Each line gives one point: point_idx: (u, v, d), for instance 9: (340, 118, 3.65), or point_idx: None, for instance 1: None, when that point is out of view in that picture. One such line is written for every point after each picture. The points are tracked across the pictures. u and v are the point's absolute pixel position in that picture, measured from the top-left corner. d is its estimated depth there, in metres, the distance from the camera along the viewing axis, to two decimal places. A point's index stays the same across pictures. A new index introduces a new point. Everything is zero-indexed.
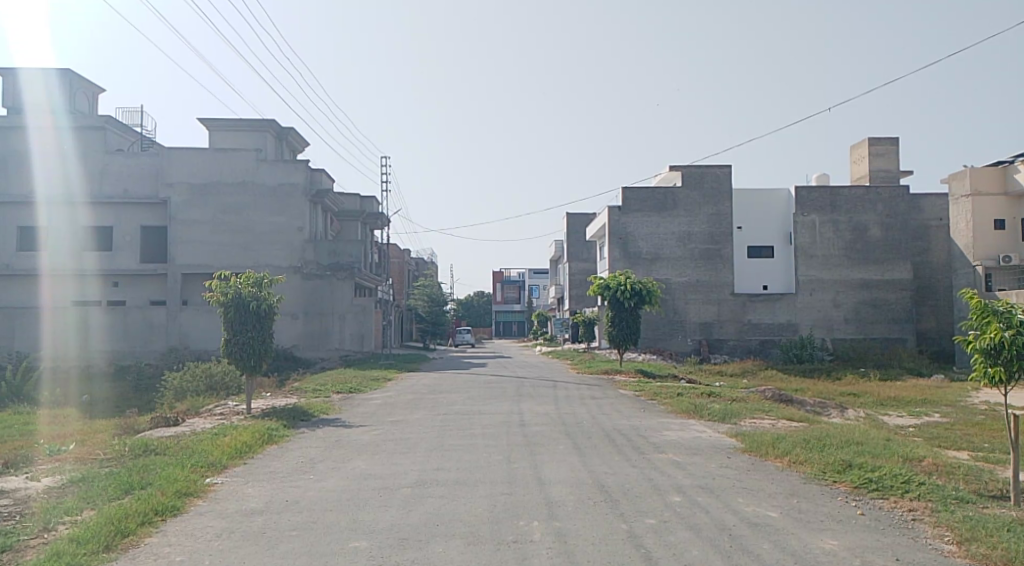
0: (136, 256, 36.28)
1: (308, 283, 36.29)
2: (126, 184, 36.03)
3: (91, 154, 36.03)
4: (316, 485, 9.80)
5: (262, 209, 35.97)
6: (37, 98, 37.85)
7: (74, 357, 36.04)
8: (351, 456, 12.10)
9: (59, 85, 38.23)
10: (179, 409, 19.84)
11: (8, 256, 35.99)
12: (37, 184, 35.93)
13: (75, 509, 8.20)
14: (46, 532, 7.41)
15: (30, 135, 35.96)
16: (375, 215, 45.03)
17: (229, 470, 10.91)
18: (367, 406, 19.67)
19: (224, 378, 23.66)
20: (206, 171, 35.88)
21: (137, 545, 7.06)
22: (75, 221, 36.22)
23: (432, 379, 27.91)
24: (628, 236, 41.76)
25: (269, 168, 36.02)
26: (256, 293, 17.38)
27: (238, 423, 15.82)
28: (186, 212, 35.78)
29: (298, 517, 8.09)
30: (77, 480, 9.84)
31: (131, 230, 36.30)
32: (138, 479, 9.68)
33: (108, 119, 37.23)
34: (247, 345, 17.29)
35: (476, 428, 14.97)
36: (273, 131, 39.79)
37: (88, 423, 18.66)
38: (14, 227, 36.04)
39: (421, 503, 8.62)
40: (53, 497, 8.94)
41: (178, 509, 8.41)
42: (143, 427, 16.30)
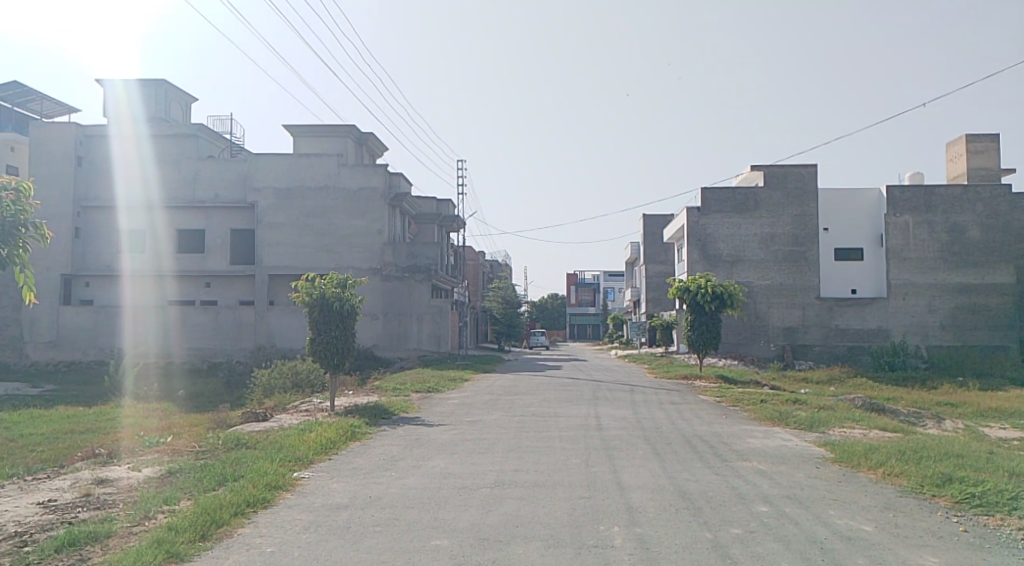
0: (227, 258, 37.73)
1: (386, 284, 36.89)
2: (218, 188, 37.54)
3: (185, 161, 37.68)
4: (397, 483, 9.95)
5: (344, 213, 36.91)
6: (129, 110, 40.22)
7: (161, 355, 37.07)
8: (430, 455, 12.26)
9: (142, 98, 40.71)
10: (266, 405, 20.51)
11: (107, 258, 38.00)
12: (116, 190, 37.87)
13: (173, 499, 8.56)
14: (147, 520, 7.75)
15: (127, 142, 37.94)
16: (451, 217, 45.64)
17: (315, 466, 11.19)
18: (444, 406, 19.86)
19: (308, 375, 24.34)
20: (291, 175, 37.05)
21: (230, 535, 7.31)
22: (166, 226, 37.94)
23: (507, 381, 28.04)
24: (708, 237, 40.91)
25: (350, 172, 36.94)
26: (340, 294, 17.76)
27: (322, 420, 16.19)
28: (273, 216, 37.00)
29: (381, 513, 8.22)
30: (174, 470, 10.29)
31: (222, 233, 37.78)
32: (230, 471, 10.03)
33: (200, 127, 38.96)
34: (330, 344, 17.73)
35: (554, 431, 14.94)
36: (354, 136, 40.77)
37: (182, 417, 19.43)
38: (111, 231, 38.07)
39: (500, 504, 8.63)
40: (152, 487, 9.36)
41: (268, 501, 8.67)
42: (234, 421, 16.94)
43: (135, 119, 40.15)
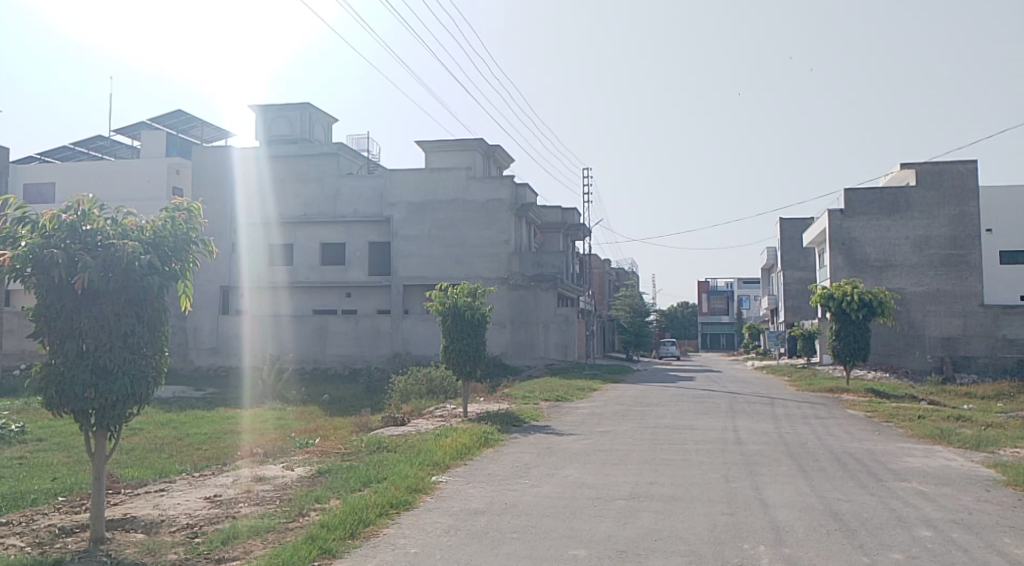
0: (365, 270, 39.32)
1: (514, 293, 37.22)
2: (356, 203, 39.27)
3: (326, 179, 39.68)
4: (532, 491, 9.98)
5: (473, 224, 37.67)
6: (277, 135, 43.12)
7: (306, 362, 38.81)
8: (564, 464, 12.24)
9: (287, 122, 43.42)
10: (403, 410, 21.20)
11: (257, 271, 40.34)
12: (257, 207, 40.37)
13: (324, 498, 8.96)
14: (301, 518, 8.14)
15: (274, 162, 40.41)
16: (577, 226, 45.65)
17: (452, 470, 11.42)
18: (576, 415, 19.81)
19: (442, 382, 24.97)
20: (423, 189, 38.21)
21: (377, 534, 7.57)
22: (306, 239, 40.02)
23: (639, 391, 27.65)
24: (852, 242, 38.77)
25: (478, 184, 37.72)
26: (470, 303, 18.12)
27: (456, 426, 16.53)
28: (407, 229, 38.26)
29: (517, 520, 8.26)
30: (323, 471, 10.79)
31: (361, 246, 39.46)
32: (374, 473, 10.41)
33: (340, 146, 40.95)
34: (462, 352, 18.08)
35: (690, 444, 14.55)
36: (482, 149, 41.61)
37: (326, 420, 20.41)
38: (255, 246, 40.47)
39: (638, 517, 8.47)
40: (304, 486, 9.86)
41: (410, 503, 8.92)
42: (374, 425, 17.60)
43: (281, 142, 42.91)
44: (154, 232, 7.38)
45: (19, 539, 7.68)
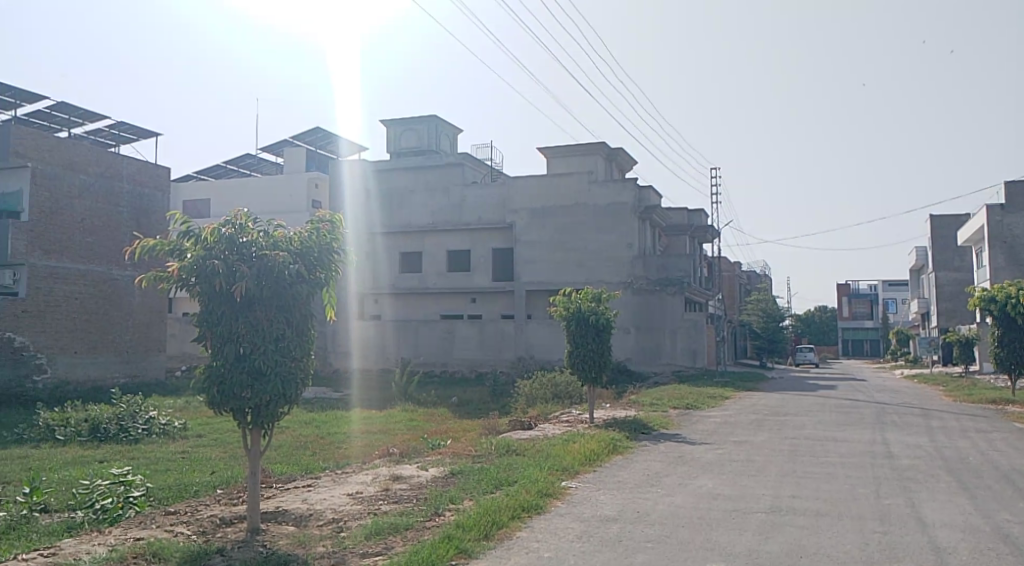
0: (489, 276, 39.91)
1: (637, 298, 36.60)
2: (479, 211, 39.95)
3: (451, 188, 40.67)
4: (665, 500, 9.73)
5: (595, 229, 37.34)
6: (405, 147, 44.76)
7: (436, 364, 39.41)
8: (697, 473, 11.87)
9: (416, 134, 44.91)
10: (530, 414, 21.30)
11: (392, 278, 41.92)
12: (388, 217, 41.98)
13: (457, 498, 9.10)
14: (436, 517, 8.30)
15: (402, 174, 41.90)
16: (704, 228, 44.45)
17: (582, 476, 11.33)
18: (708, 424, 19.22)
19: (568, 387, 24.90)
20: (545, 195, 38.31)
21: (510, 537, 7.60)
22: (433, 247, 41.20)
23: (776, 400, 26.52)
24: (1015, 240, 35.71)
25: (600, 189, 37.33)
26: (596, 308, 17.97)
27: (584, 432, 16.40)
28: (529, 235, 38.51)
29: (651, 529, 8.07)
30: (455, 472, 10.98)
31: (484, 252, 40.13)
32: (504, 476, 10.48)
33: (464, 155, 41.83)
34: (588, 357, 17.93)
35: (834, 456, 13.77)
36: (605, 152, 41.29)
37: (456, 422, 20.79)
38: (386, 254, 42.21)
39: (780, 531, 8.08)
40: (438, 486, 10.04)
41: (541, 507, 8.91)
42: (502, 429, 17.75)
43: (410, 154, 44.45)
44: (301, 243, 7.74)
45: (185, 528, 8.26)
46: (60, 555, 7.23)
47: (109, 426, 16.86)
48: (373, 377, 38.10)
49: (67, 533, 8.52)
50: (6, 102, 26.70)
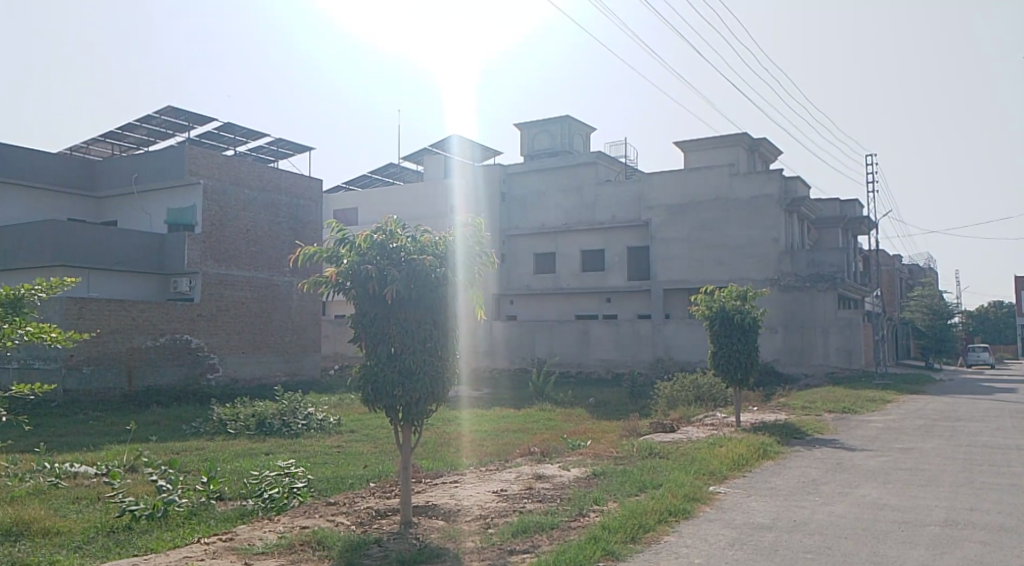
0: (624, 275, 39.45)
1: (785, 295, 34.72)
2: (614, 209, 39.66)
3: (586, 187, 40.69)
4: (823, 509, 9.23)
5: (737, 224, 36.06)
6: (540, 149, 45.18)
7: (573, 367, 37.40)
8: (858, 482, 11.16)
9: (550, 136, 45.23)
10: (673, 417, 20.83)
11: (528, 279, 42.34)
12: (525, 218, 42.52)
13: (601, 500, 9.03)
14: (581, 517, 8.27)
15: (538, 175, 42.35)
16: (858, 220, 41.91)
17: (730, 481, 10.95)
18: (867, 429, 18.07)
19: (712, 389, 24.16)
20: (682, 191, 37.46)
21: (658, 541, 7.45)
22: (570, 248, 41.27)
23: (945, 404, 24.49)
24: None
25: (741, 182, 36.03)
26: (740, 307, 17.32)
27: (730, 435, 15.84)
28: (666, 232, 37.77)
29: (810, 540, 7.67)
30: (598, 473, 10.90)
31: (620, 252, 39.71)
32: (649, 479, 10.30)
33: (599, 154, 41.65)
34: (732, 358, 17.31)
35: (1015, 466, 12.57)
36: (747, 143, 39.83)
37: (596, 423, 20.65)
38: (523, 255, 42.72)
39: (956, 547, 7.46)
40: (581, 487, 10.00)
41: (689, 512, 8.68)
42: (644, 431, 17.47)
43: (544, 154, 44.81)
44: (447, 246, 7.91)
45: (344, 518, 8.68)
46: (237, 540, 7.80)
47: (273, 421, 18.01)
48: (507, 379, 36.65)
49: (240, 520, 9.21)
50: (181, 125, 29.20)
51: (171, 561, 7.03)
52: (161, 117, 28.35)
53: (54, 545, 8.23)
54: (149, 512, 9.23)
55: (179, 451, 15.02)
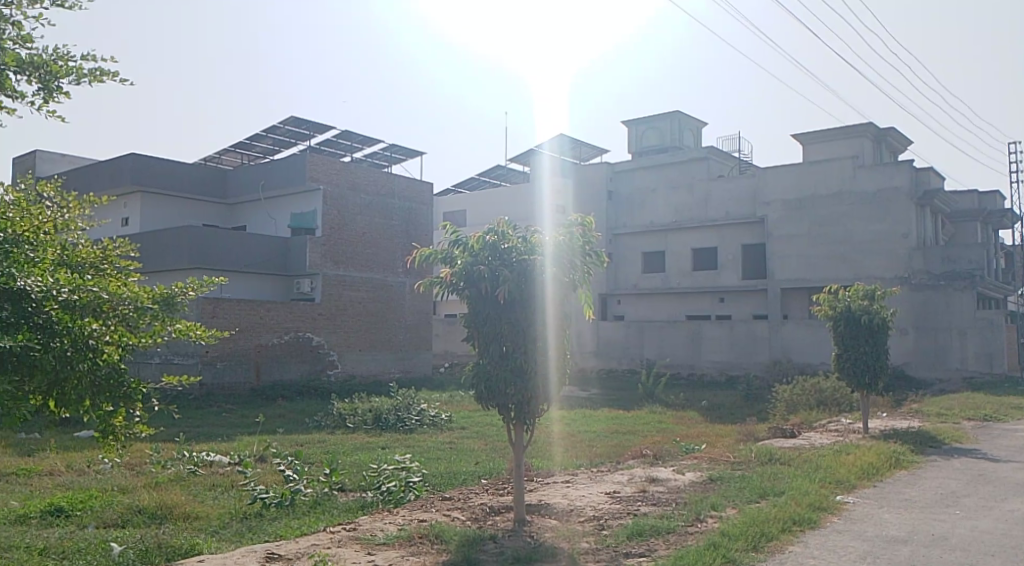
0: (739, 273, 38.29)
1: (916, 295, 32.68)
2: (728, 206, 38.58)
3: (698, 183, 39.77)
4: (965, 524, 8.62)
5: (861, 218, 34.32)
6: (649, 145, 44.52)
7: (684, 369, 36.38)
8: (1004, 496, 10.37)
9: (659, 132, 44.50)
10: (794, 422, 20.04)
11: (637, 278, 41.75)
12: (634, 217, 41.94)
13: (720, 505, 8.79)
14: (699, 523, 8.08)
15: (646, 172, 41.71)
16: (999, 214, 39.03)
17: (859, 491, 10.42)
18: (1011, 439, 16.80)
19: (836, 394, 23.09)
20: (801, 185, 36.01)
21: (781, 550, 7.18)
22: (680, 245, 40.43)
23: None
24: None
25: (866, 174, 34.27)
26: (867, 307, 16.45)
27: (858, 443, 15.07)
28: (783, 229, 36.38)
29: (952, 556, 7.18)
30: (715, 478, 10.61)
31: (734, 250, 38.56)
32: (771, 486, 9.94)
33: (711, 149, 40.62)
34: (859, 362, 16.47)
35: None
36: (872, 133, 37.82)
37: (712, 427, 20.14)
38: (632, 254, 42.16)
39: None
40: (698, 492, 9.77)
41: (815, 522, 8.31)
42: (763, 436, 16.89)
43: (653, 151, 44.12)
44: (557, 245, 7.83)
45: (459, 513, 8.82)
46: (360, 530, 8.06)
47: (388, 417, 18.56)
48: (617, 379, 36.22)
49: (361, 512, 9.53)
50: (302, 134, 30.47)
51: (299, 547, 7.34)
52: (284, 126, 29.70)
53: (193, 529, 8.78)
54: (278, 500, 9.68)
55: (302, 443, 15.73)
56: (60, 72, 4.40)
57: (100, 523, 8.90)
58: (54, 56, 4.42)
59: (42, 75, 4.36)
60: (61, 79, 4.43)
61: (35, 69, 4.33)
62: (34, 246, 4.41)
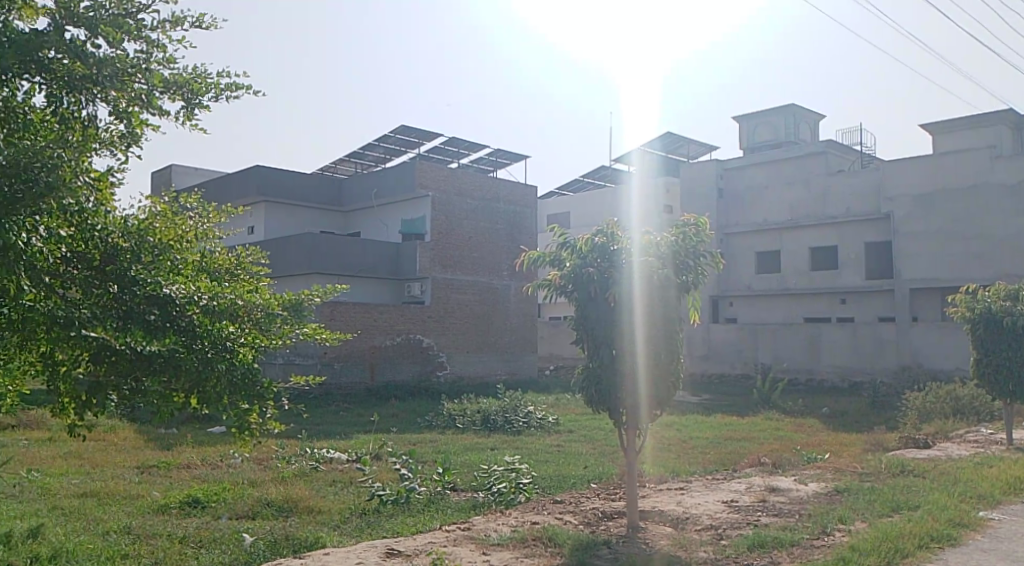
0: (862, 273, 36.41)
1: None
2: (849, 202, 36.80)
3: (816, 179, 38.18)
4: None
5: (999, 212, 32.02)
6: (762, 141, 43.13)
7: (801, 374, 34.67)
8: None
9: (773, 127, 43.02)
10: (926, 431, 18.89)
11: (750, 279, 40.45)
12: (747, 215, 40.64)
13: (848, 518, 8.38)
14: (825, 536, 7.71)
15: (760, 169, 40.38)
16: None
17: (1004, 507, 9.69)
18: None
19: (972, 402, 21.62)
20: (930, 178, 33.93)
21: None
22: (797, 244, 38.87)
23: None
24: None
25: (1004, 164, 31.95)
26: (1009, 309, 15.29)
27: (1000, 455, 14.04)
28: (910, 225, 34.36)
29: None
30: (841, 490, 10.13)
31: (856, 248, 36.70)
32: (903, 499, 9.39)
33: (830, 143, 38.91)
34: (1001, 368, 15.34)
35: None
36: (1011, 120, 35.21)
37: (834, 435, 19.26)
38: (745, 254, 40.88)
39: None
40: (823, 503, 9.34)
41: (955, 538, 7.79)
42: (891, 445, 16.01)
43: (766, 147, 42.69)
44: (668, 247, 7.65)
45: (572, 517, 8.79)
46: (475, 530, 8.16)
47: (497, 418, 18.74)
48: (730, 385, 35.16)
49: (474, 512, 9.64)
50: (411, 142, 31.22)
51: (417, 544, 7.49)
52: (395, 135, 30.51)
53: (317, 522, 9.13)
54: (394, 498, 9.93)
55: (415, 442, 16.11)
56: (202, 90, 4.59)
57: (233, 514, 9.41)
58: (195, 73, 4.62)
59: (184, 92, 4.54)
60: (203, 97, 4.64)
61: (179, 86, 4.52)
62: (179, 252, 4.66)
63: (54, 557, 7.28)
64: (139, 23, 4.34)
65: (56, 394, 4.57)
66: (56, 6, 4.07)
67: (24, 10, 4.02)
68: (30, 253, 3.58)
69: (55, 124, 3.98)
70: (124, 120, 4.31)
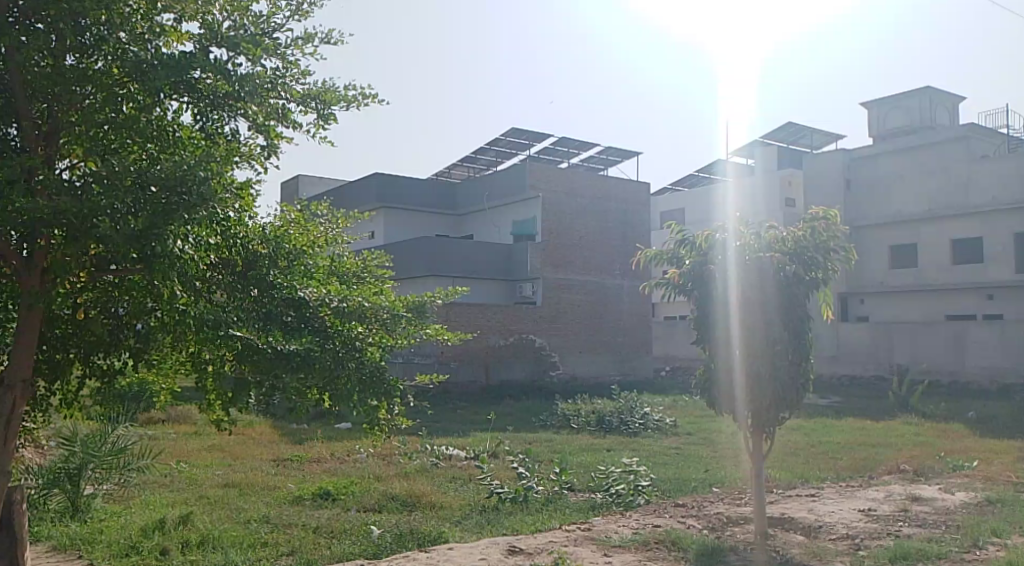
0: (1011, 267, 33.67)
1: None
2: (996, 191, 34.14)
3: (957, 166, 35.67)
4: None
5: None
6: (894, 128, 40.73)
7: (945, 375, 32.26)
8: None
9: (906, 112, 40.51)
10: None
11: (883, 275, 38.26)
12: (879, 208, 38.48)
13: (1002, 532, 7.76)
14: (977, 550, 7.17)
15: (894, 160, 38.28)
16: None
17: None
18: None
19: None
20: None
21: None
22: (935, 237, 36.46)
23: None
24: None
25: None
26: None
27: None
28: None
29: None
30: (992, 501, 9.39)
31: (1004, 240, 33.98)
32: None
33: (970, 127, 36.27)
34: None
35: None
36: None
37: (979, 441, 17.94)
38: (876, 249, 38.73)
39: None
40: (973, 515, 8.69)
41: None
42: None
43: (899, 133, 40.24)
44: (795, 240, 7.34)
45: (696, 521, 8.57)
46: (596, 531, 8.10)
47: (613, 419, 18.56)
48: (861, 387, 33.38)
49: (592, 512, 9.58)
50: (522, 143, 31.39)
51: (539, 542, 7.51)
52: (506, 138, 30.77)
53: (440, 517, 9.32)
54: (513, 496, 10.00)
55: (532, 441, 16.19)
56: (334, 100, 4.74)
57: (361, 507, 9.75)
58: (327, 85, 4.77)
59: (318, 104, 4.71)
60: (335, 107, 4.79)
61: (313, 98, 4.69)
62: (312, 257, 4.88)
63: (201, 543, 7.76)
64: (277, 41, 4.53)
65: (205, 392, 4.81)
66: (203, 28, 4.32)
67: (171, 35, 4.27)
68: (184, 258, 3.75)
69: (202, 141, 4.20)
70: (262, 134, 4.53)
